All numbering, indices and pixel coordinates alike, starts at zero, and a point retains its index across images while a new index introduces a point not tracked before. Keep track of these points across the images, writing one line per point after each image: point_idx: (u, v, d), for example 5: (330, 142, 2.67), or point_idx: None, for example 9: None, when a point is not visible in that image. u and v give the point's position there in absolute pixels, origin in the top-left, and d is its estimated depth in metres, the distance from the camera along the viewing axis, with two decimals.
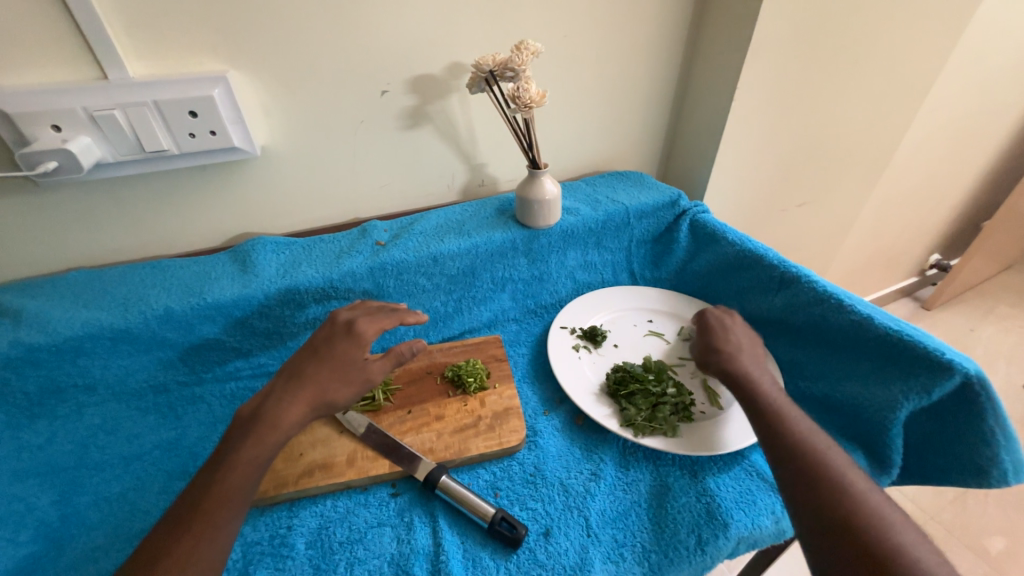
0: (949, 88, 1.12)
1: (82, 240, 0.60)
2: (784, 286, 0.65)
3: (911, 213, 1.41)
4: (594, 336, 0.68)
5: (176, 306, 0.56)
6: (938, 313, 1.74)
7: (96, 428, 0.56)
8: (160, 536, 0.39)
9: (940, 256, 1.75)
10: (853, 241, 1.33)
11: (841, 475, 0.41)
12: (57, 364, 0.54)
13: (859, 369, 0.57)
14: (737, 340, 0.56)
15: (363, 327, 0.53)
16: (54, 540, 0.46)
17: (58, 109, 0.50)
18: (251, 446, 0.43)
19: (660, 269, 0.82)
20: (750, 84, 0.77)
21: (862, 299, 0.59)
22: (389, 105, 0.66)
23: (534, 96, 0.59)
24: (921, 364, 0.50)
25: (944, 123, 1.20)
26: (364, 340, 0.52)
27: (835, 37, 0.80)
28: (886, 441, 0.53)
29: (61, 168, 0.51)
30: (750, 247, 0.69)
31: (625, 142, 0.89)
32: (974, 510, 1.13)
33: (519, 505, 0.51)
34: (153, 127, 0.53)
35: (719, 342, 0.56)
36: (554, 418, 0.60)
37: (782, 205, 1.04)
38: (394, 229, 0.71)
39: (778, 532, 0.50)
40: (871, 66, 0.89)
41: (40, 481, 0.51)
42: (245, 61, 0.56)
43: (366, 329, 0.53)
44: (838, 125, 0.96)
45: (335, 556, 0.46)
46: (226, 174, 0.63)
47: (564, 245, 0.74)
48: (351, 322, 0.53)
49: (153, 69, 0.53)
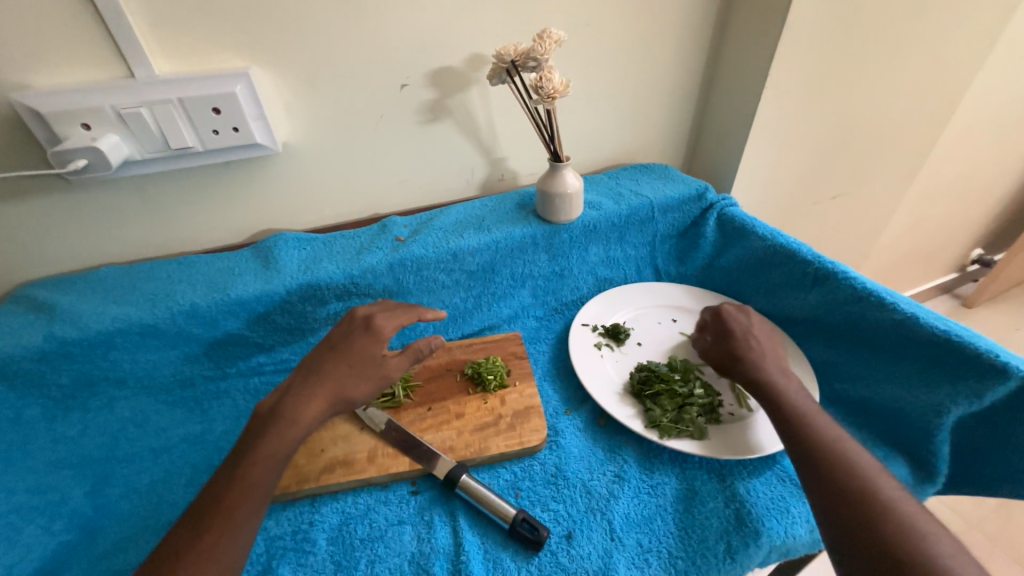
0: (1001, 72, 1.05)
1: (113, 236, 0.62)
2: (818, 283, 0.62)
3: (953, 206, 1.33)
4: (616, 334, 0.67)
5: (201, 302, 0.57)
6: (980, 311, 1.65)
7: (126, 421, 0.58)
8: (185, 529, 0.39)
9: (983, 251, 1.65)
10: (890, 235, 1.27)
11: (883, 486, 0.39)
12: (89, 358, 0.55)
13: (902, 371, 0.53)
14: (759, 345, 0.53)
15: (382, 323, 0.53)
16: (88, 529, 0.48)
17: (87, 107, 0.50)
18: (271, 442, 0.43)
19: (685, 265, 0.79)
20: (783, 70, 0.73)
21: (905, 297, 0.55)
22: (409, 98, 0.66)
23: (557, 86, 0.57)
24: (973, 367, 0.47)
25: (993, 109, 1.12)
26: (381, 335, 0.52)
27: (877, 19, 0.75)
28: (931, 448, 0.50)
29: (91, 165, 0.52)
30: (781, 241, 0.66)
31: (649, 134, 0.87)
32: (1020, 520, 1.07)
33: (540, 506, 0.50)
34: (177, 124, 0.54)
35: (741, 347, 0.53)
36: (576, 417, 0.59)
37: (814, 198, 0.99)
38: (413, 225, 0.70)
39: (813, 542, 0.48)
40: (916, 49, 0.84)
41: (74, 472, 0.53)
42: (267, 56, 0.56)
43: (384, 325, 0.52)
44: (878, 113, 0.90)
45: (356, 553, 0.46)
46: (248, 170, 0.63)
47: (586, 240, 0.73)
48: (370, 318, 0.53)
49: (177, 66, 0.53)
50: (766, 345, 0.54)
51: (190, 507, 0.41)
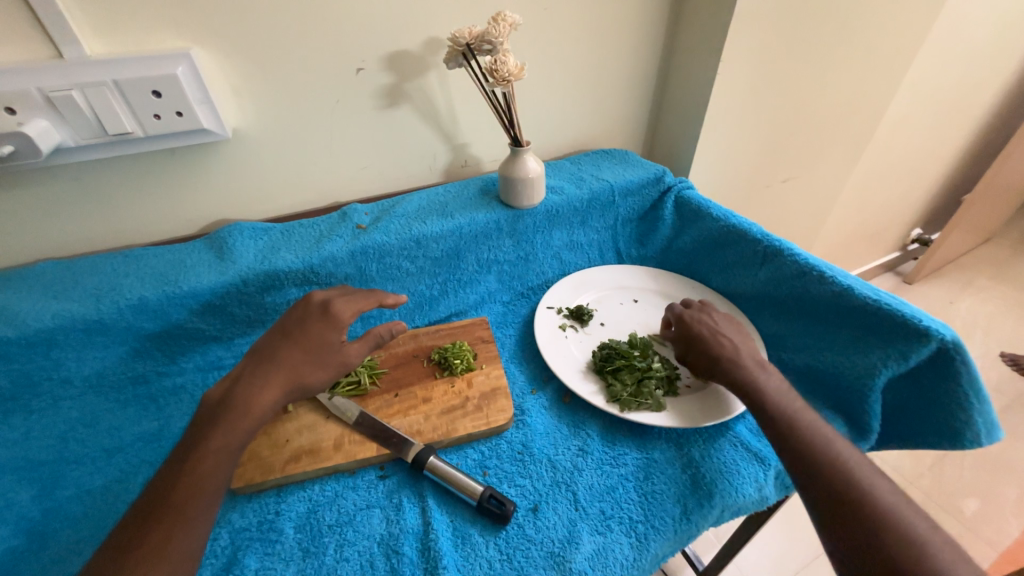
0: (934, 60, 1.12)
1: (49, 229, 0.58)
2: (767, 260, 0.65)
3: (893, 188, 1.43)
4: (580, 315, 0.68)
5: (151, 295, 0.55)
6: (919, 286, 1.78)
7: (75, 421, 0.55)
8: (134, 527, 0.38)
9: (921, 231, 1.77)
10: (837, 216, 1.35)
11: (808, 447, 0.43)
12: (29, 358, 0.52)
13: (839, 340, 0.57)
14: (730, 341, 0.55)
15: (339, 309, 0.52)
16: (37, 534, 0.46)
17: (11, 90, 0.47)
18: (221, 433, 0.43)
19: (646, 247, 0.82)
20: (733, 57, 0.76)
21: (843, 270, 0.59)
22: (365, 83, 0.64)
23: (513, 68, 0.57)
24: (900, 332, 0.51)
25: (926, 97, 1.20)
26: (339, 321, 0.51)
27: (819, 8, 0.79)
28: (865, 408, 0.54)
29: (18, 153, 0.49)
30: (733, 222, 0.69)
31: (609, 120, 0.88)
32: (951, 475, 1.17)
33: (507, 482, 0.51)
34: (114, 108, 0.51)
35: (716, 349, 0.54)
36: (542, 396, 0.60)
37: (768, 180, 1.04)
38: (374, 212, 0.69)
39: (761, 499, 0.51)
40: (855, 39, 0.88)
41: (20, 477, 0.50)
42: (209, 37, 0.54)
43: (341, 310, 0.52)
44: (824, 99, 0.95)
45: (324, 539, 0.46)
46: (196, 156, 0.60)
47: (549, 225, 0.74)
48: (325, 303, 0.52)
49: (111, 47, 0.50)
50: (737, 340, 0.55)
51: (140, 502, 0.40)
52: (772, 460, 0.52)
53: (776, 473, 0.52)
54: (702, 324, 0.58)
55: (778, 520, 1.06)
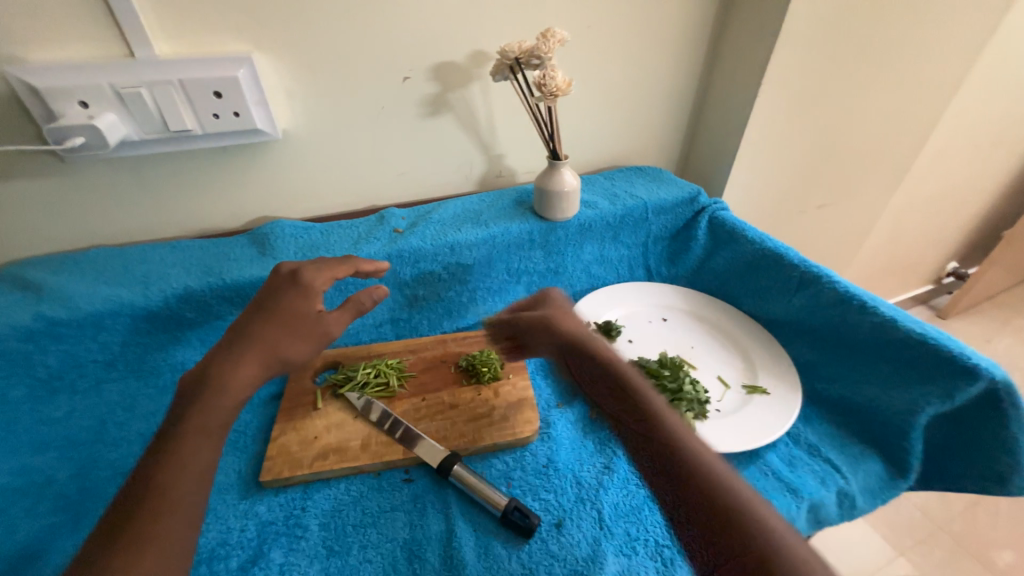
0: (980, 92, 1.10)
1: (106, 218, 0.61)
2: (803, 286, 0.64)
3: (930, 220, 1.39)
4: (608, 331, 0.68)
5: (195, 286, 0.57)
6: (953, 322, 1.72)
7: (114, 404, 0.56)
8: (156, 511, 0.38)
9: (958, 265, 1.71)
10: (870, 246, 1.31)
11: None
12: (77, 339, 0.54)
13: (879, 373, 0.55)
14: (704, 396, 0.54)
15: (311, 277, 0.52)
16: (73, 511, 0.47)
17: (85, 85, 0.50)
18: (200, 411, 0.42)
19: (677, 266, 0.81)
20: (775, 78, 0.75)
21: (885, 301, 0.57)
22: (410, 91, 0.66)
23: (560, 84, 0.58)
24: (944, 370, 0.49)
25: (970, 129, 1.17)
26: (314, 291, 0.52)
27: (865, 35, 0.78)
28: (905, 445, 0.52)
29: (88, 144, 0.52)
30: (770, 246, 0.68)
31: (644, 137, 0.88)
32: (984, 523, 1.12)
33: (531, 495, 0.51)
34: (177, 106, 0.54)
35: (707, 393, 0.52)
36: (568, 411, 0.60)
37: (802, 206, 1.02)
38: (410, 217, 0.71)
39: (793, 532, 0.50)
40: (900, 66, 0.87)
41: (62, 455, 0.51)
42: (270, 42, 0.56)
43: (313, 279, 0.52)
44: (864, 127, 0.94)
45: (348, 538, 0.46)
46: (246, 154, 0.62)
47: (581, 238, 0.74)
48: (295, 271, 0.52)
49: (178, 48, 0.53)
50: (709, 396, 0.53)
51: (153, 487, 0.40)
52: (804, 493, 0.50)
53: (810, 507, 0.50)
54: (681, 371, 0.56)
55: None
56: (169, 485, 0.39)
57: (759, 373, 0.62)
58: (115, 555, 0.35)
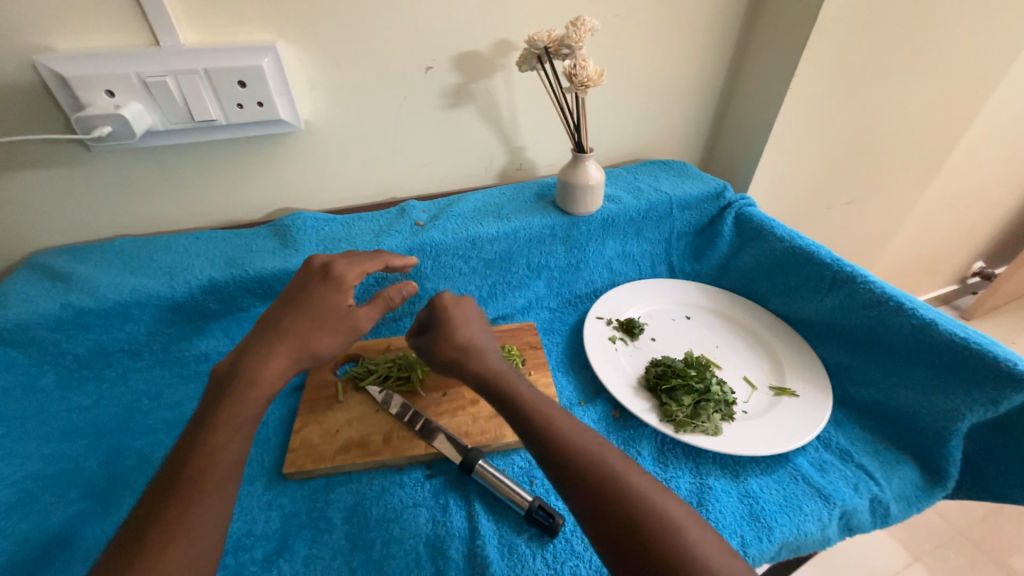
0: (1021, 85, 1.05)
1: (130, 208, 0.61)
2: (836, 286, 0.62)
3: (960, 219, 1.34)
4: (631, 328, 0.67)
5: (218, 277, 0.57)
6: (979, 323, 1.67)
7: (140, 393, 0.57)
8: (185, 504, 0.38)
9: (985, 265, 1.66)
10: (896, 244, 1.28)
11: None
12: (104, 329, 0.55)
13: (917, 377, 0.54)
14: None
15: (341, 271, 0.52)
16: (102, 498, 0.48)
17: (112, 74, 0.49)
18: (232, 404, 0.42)
19: (700, 263, 0.79)
20: (810, 70, 0.72)
21: (924, 303, 0.55)
22: (433, 82, 0.65)
23: (592, 74, 0.56)
24: (991, 376, 0.47)
25: (1007, 124, 1.13)
26: (344, 285, 0.52)
27: (906, 24, 0.75)
28: (944, 452, 0.51)
29: (114, 134, 0.51)
30: (800, 244, 0.66)
31: (667, 130, 0.86)
32: (1007, 529, 1.09)
33: (554, 494, 0.50)
34: (202, 96, 0.53)
35: None
36: (590, 409, 0.59)
37: (829, 202, 0.99)
38: (431, 210, 0.70)
39: (824, 539, 0.48)
40: (939, 57, 0.83)
41: (89, 443, 0.52)
42: (294, 31, 0.55)
43: (343, 273, 0.52)
44: (897, 121, 0.90)
45: (371, 532, 0.46)
46: (268, 145, 0.62)
47: (603, 233, 0.72)
48: (326, 265, 0.53)
49: (203, 37, 0.52)
50: None
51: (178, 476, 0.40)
52: (836, 499, 0.49)
53: (842, 514, 0.49)
54: None
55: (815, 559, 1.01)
56: (198, 477, 0.39)
57: (787, 374, 0.61)
58: (147, 546, 0.35)
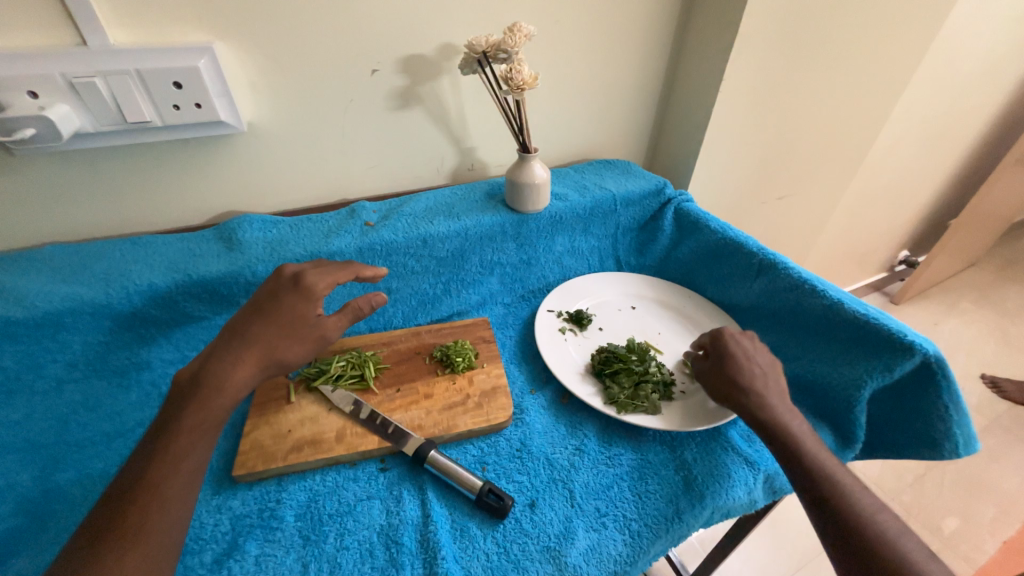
0: (924, 90, 1.17)
1: (58, 214, 0.58)
2: (761, 273, 0.67)
3: (882, 211, 1.47)
4: (579, 319, 0.70)
5: (159, 282, 0.56)
6: (905, 306, 1.82)
7: (76, 405, 0.55)
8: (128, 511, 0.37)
9: (908, 253, 1.82)
10: (828, 236, 1.38)
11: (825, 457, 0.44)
12: (35, 339, 0.52)
13: (829, 351, 0.59)
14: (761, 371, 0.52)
15: (313, 280, 0.51)
16: (36, 514, 0.46)
17: (35, 75, 0.48)
18: (191, 412, 0.42)
19: (645, 256, 0.84)
20: (735, 76, 0.78)
21: (834, 285, 0.61)
22: (379, 84, 0.66)
23: (527, 77, 0.59)
24: (886, 346, 0.53)
25: (915, 125, 1.25)
26: (314, 294, 0.51)
27: (817, 34, 0.82)
28: (851, 418, 0.56)
29: (38, 136, 0.50)
30: (731, 235, 0.72)
31: (612, 131, 0.91)
32: (931, 493, 1.20)
33: (505, 478, 0.52)
34: (135, 97, 0.52)
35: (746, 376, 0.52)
36: (540, 396, 0.62)
37: (763, 197, 1.07)
38: (382, 210, 0.71)
39: (750, 502, 0.53)
40: (851, 64, 0.92)
41: (21, 458, 0.50)
42: (232, 34, 0.55)
43: (315, 283, 0.51)
44: (819, 122, 0.99)
45: (324, 527, 0.47)
46: (210, 148, 0.61)
47: (552, 230, 0.76)
48: (297, 275, 0.51)
49: (135, 38, 0.51)
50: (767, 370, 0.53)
51: (118, 482, 0.39)
52: (760, 464, 0.54)
53: (765, 477, 0.54)
54: (738, 346, 0.54)
55: (764, 531, 1.08)
56: (143, 483, 0.38)
57: None
58: (97, 552, 0.35)
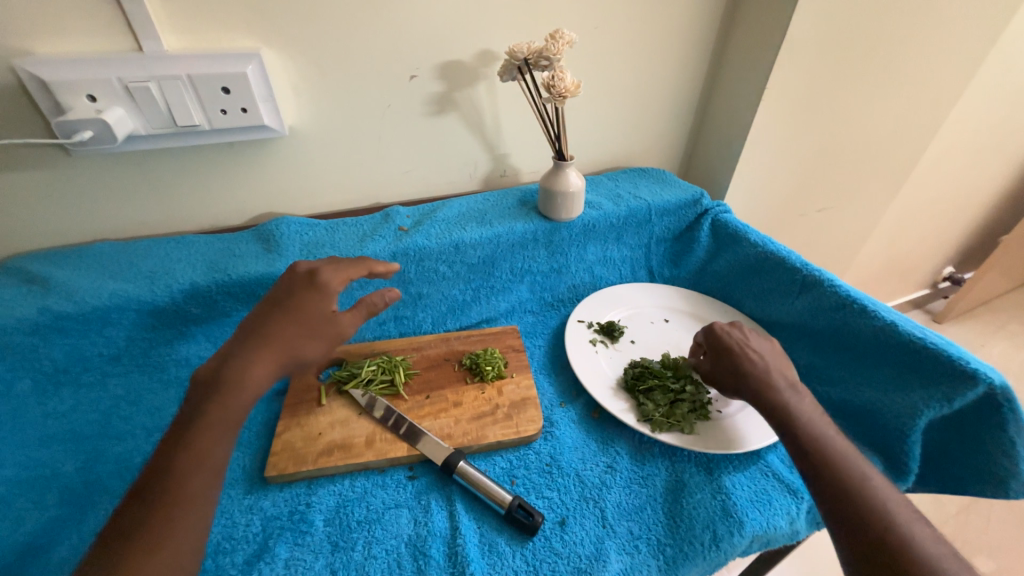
0: (980, 99, 1.11)
1: (109, 212, 0.61)
2: (806, 289, 0.64)
3: (929, 225, 1.40)
4: (611, 331, 0.68)
5: (200, 281, 0.57)
6: (949, 326, 1.73)
7: (119, 399, 0.56)
8: (168, 508, 0.38)
9: (954, 269, 1.73)
10: (870, 250, 1.32)
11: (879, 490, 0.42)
12: (83, 333, 0.54)
13: (879, 375, 0.56)
14: (762, 358, 0.52)
15: (328, 277, 0.51)
16: (79, 504, 0.48)
17: (95, 80, 0.50)
18: (229, 413, 0.42)
19: (679, 268, 0.82)
20: (779, 83, 0.76)
21: (885, 305, 0.58)
22: (416, 90, 0.66)
23: (569, 86, 0.58)
24: (945, 373, 0.50)
25: (968, 137, 1.18)
26: (329, 290, 0.51)
27: (868, 41, 0.79)
28: (904, 448, 0.53)
29: (95, 138, 0.51)
30: (772, 249, 0.69)
31: (647, 139, 0.89)
32: (977, 527, 1.13)
33: (534, 493, 0.51)
34: (185, 101, 0.53)
35: (744, 364, 0.52)
36: (570, 410, 0.60)
37: (803, 209, 1.03)
38: (415, 215, 0.71)
39: (792, 532, 0.51)
40: (903, 71, 0.88)
41: (64, 448, 0.51)
42: (278, 40, 0.56)
43: (330, 278, 0.51)
44: (865, 131, 0.94)
45: (353, 534, 0.47)
46: (252, 151, 0.62)
47: (584, 238, 0.74)
48: (311, 271, 0.52)
49: (186, 42, 0.53)
50: (769, 357, 0.52)
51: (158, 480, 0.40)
52: (804, 492, 0.51)
53: (809, 507, 0.51)
54: (731, 336, 0.55)
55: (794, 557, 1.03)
56: (181, 483, 0.39)
57: None
58: (136, 549, 0.36)
